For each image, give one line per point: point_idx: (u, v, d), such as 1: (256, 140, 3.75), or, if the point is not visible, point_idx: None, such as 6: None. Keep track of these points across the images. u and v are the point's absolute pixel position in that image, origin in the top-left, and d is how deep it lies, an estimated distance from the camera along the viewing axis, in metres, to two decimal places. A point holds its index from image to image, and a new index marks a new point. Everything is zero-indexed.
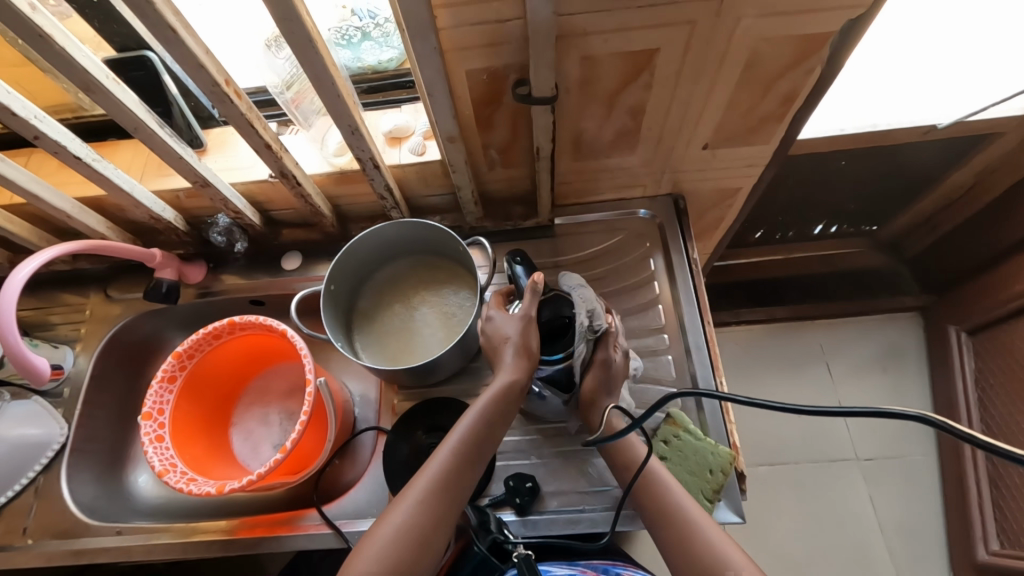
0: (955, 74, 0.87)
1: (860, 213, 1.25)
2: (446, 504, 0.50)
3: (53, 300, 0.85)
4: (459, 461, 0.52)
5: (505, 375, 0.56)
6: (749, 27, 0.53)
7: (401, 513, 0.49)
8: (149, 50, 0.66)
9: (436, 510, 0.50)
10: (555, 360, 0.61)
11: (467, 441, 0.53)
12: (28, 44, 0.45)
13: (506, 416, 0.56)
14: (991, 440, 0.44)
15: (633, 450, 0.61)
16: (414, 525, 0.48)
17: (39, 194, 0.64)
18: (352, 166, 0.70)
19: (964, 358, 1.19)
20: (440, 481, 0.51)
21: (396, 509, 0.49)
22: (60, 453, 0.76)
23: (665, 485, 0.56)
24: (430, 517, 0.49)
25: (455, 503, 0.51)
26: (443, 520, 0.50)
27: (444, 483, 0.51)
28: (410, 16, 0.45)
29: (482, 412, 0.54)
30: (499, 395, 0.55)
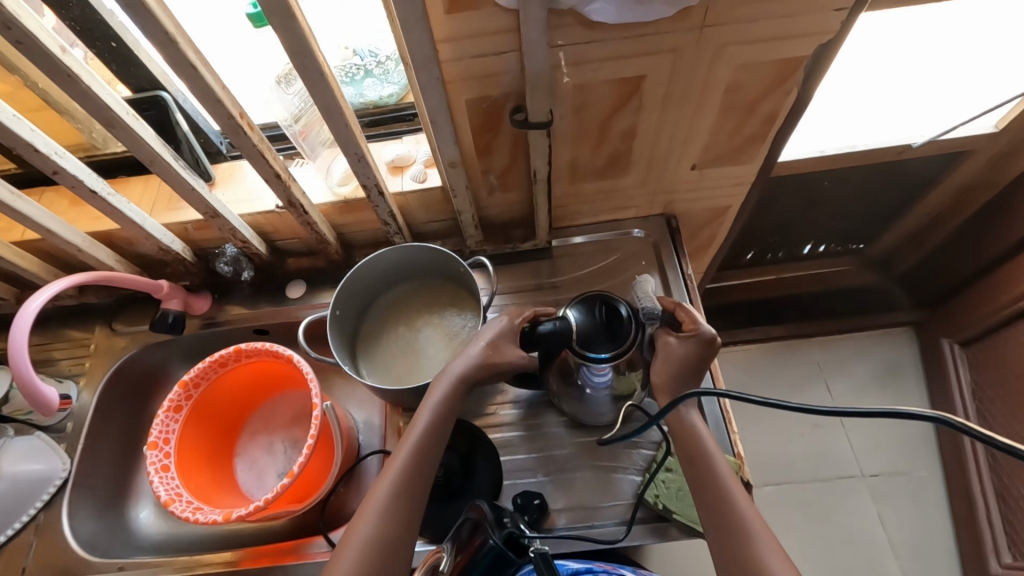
0: (925, 96, 0.93)
1: (846, 232, 1.29)
2: (411, 500, 0.51)
3: (58, 335, 0.86)
4: (420, 454, 0.54)
5: (455, 367, 0.58)
6: (728, 54, 0.57)
7: (368, 513, 0.50)
8: (163, 90, 0.69)
9: (403, 505, 0.51)
10: (602, 359, 0.56)
11: (425, 438, 0.55)
12: (57, 84, 0.48)
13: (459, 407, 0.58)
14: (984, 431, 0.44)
15: (692, 433, 0.57)
16: (381, 523, 0.49)
17: (53, 228, 0.66)
18: (357, 194, 0.73)
19: (959, 370, 1.21)
20: (402, 483, 0.52)
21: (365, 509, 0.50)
22: (62, 488, 0.75)
23: (722, 474, 0.53)
24: (397, 515, 0.50)
25: (419, 497, 0.52)
26: (411, 517, 0.51)
27: (407, 479, 0.52)
28: (415, 50, 0.49)
29: (437, 404, 0.57)
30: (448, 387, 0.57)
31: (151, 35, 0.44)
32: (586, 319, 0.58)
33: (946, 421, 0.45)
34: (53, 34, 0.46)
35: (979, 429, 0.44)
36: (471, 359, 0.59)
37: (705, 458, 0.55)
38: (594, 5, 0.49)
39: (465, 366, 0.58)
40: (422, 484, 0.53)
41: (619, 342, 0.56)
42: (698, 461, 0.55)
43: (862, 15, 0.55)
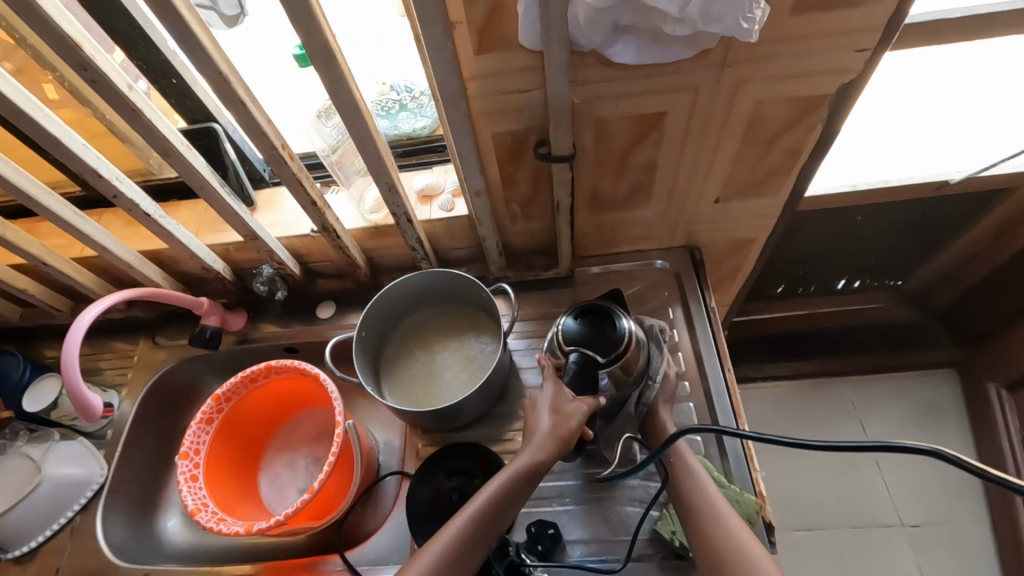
0: (960, 131, 0.91)
1: (882, 267, 1.25)
2: None
3: (105, 346, 0.91)
4: (466, 541, 0.52)
5: (531, 453, 0.55)
6: (749, 90, 0.58)
7: None
8: (214, 122, 0.74)
9: None
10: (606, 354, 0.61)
11: (477, 522, 0.52)
12: (122, 116, 0.53)
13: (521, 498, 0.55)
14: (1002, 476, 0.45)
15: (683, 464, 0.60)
16: None
17: (108, 247, 0.72)
18: (387, 221, 0.76)
19: (1007, 417, 1.16)
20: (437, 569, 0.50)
21: None
22: (98, 493, 0.79)
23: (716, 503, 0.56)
24: None
25: None
26: None
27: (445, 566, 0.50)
28: (444, 87, 0.52)
29: (502, 488, 0.54)
30: (517, 476, 0.54)
31: (206, 74, 0.49)
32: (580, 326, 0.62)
33: (944, 453, 0.47)
34: (122, 73, 0.51)
35: (984, 466, 0.46)
36: (547, 448, 0.56)
37: (695, 481, 0.58)
38: (615, 46, 0.51)
39: (541, 455, 0.55)
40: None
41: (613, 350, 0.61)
42: (686, 483, 0.58)
43: (884, 54, 0.56)
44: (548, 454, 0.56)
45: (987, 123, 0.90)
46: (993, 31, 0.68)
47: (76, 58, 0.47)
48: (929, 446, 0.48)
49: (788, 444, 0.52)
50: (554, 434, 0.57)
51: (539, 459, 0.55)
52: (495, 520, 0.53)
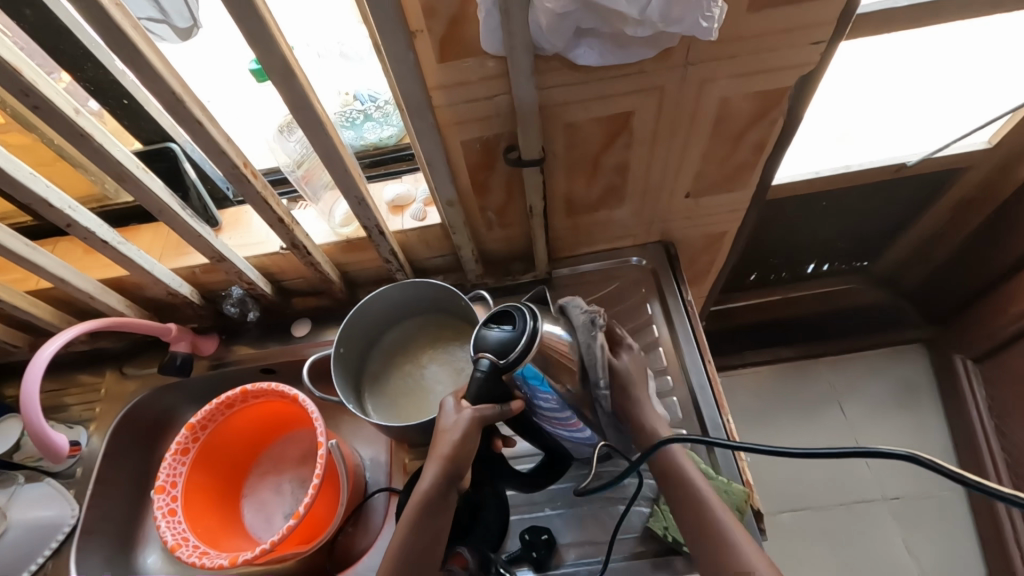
0: (919, 114, 0.94)
1: (848, 251, 1.28)
2: None
3: (69, 381, 0.87)
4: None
5: (429, 475, 0.49)
6: (713, 88, 0.59)
7: None
8: (172, 142, 0.71)
9: None
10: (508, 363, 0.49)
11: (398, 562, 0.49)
12: (70, 143, 0.50)
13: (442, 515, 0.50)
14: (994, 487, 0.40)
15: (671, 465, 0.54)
16: None
17: (65, 277, 0.68)
18: (358, 234, 0.75)
19: (974, 388, 1.21)
20: None
21: None
22: (70, 535, 0.75)
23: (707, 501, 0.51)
24: None
25: None
26: None
27: None
28: (409, 97, 0.51)
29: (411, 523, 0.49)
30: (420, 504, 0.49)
31: (159, 95, 0.47)
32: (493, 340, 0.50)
33: (924, 459, 0.42)
34: (68, 98, 0.49)
35: (979, 478, 0.41)
36: (434, 475, 0.49)
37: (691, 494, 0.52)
38: (579, 50, 0.51)
39: (428, 484, 0.49)
40: None
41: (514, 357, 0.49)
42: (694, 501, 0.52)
43: (840, 46, 0.57)
44: (435, 480, 0.49)
45: (943, 106, 0.93)
46: (942, 17, 0.70)
47: (17, 85, 0.45)
48: (908, 452, 0.43)
49: (767, 452, 0.50)
50: (447, 451, 0.49)
51: (429, 490, 0.49)
52: (417, 562, 0.49)
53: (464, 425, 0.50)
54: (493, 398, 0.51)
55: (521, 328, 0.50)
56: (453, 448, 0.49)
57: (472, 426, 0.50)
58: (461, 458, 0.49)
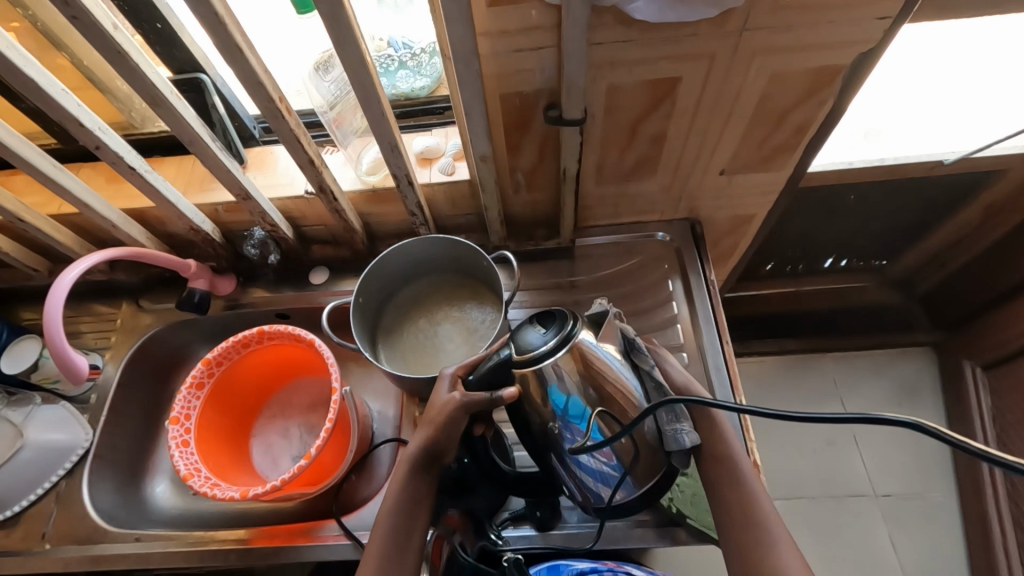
0: (965, 110, 0.91)
1: (870, 248, 1.26)
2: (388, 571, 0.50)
3: (86, 309, 0.88)
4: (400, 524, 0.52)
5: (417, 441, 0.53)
6: (766, 60, 0.57)
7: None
8: (203, 73, 0.70)
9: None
10: (542, 366, 0.48)
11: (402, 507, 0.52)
12: (108, 60, 0.49)
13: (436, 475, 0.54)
14: (988, 451, 0.41)
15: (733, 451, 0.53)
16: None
17: (90, 203, 0.68)
18: (385, 184, 0.74)
19: (980, 395, 1.20)
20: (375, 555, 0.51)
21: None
22: (83, 458, 0.77)
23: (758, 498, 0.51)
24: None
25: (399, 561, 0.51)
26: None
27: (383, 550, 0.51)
28: (456, 42, 0.49)
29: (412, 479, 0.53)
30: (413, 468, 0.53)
31: (199, 15, 0.45)
32: (531, 339, 0.50)
33: (928, 428, 0.43)
34: (106, 11, 0.47)
35: (986, 447, 0.41)
36: (420, 441, 0.53)
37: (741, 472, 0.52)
38: (636, 4, 0.49)
39: (416, 449, 0.53)
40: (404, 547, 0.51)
41: (541, 354, 0.48)
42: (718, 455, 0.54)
43: (904, 26, 0.55)
44: (421, 446, 0.53)
45: (998, 98, 0.90)
46: (1007, 7, 0.67)
47: None
48: (913, 420, 0.44)
49: (775, 415, 0.47)
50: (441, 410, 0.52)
51: (416, 454, 0.53)
52: (410, 523, 0.52)
53: (451, 405, 0.51)
54: (489, 385, 0.52)
55: (554, 335, 0.49)
56: (437, 422, 0.52)
57: (456, 408, 0.51)
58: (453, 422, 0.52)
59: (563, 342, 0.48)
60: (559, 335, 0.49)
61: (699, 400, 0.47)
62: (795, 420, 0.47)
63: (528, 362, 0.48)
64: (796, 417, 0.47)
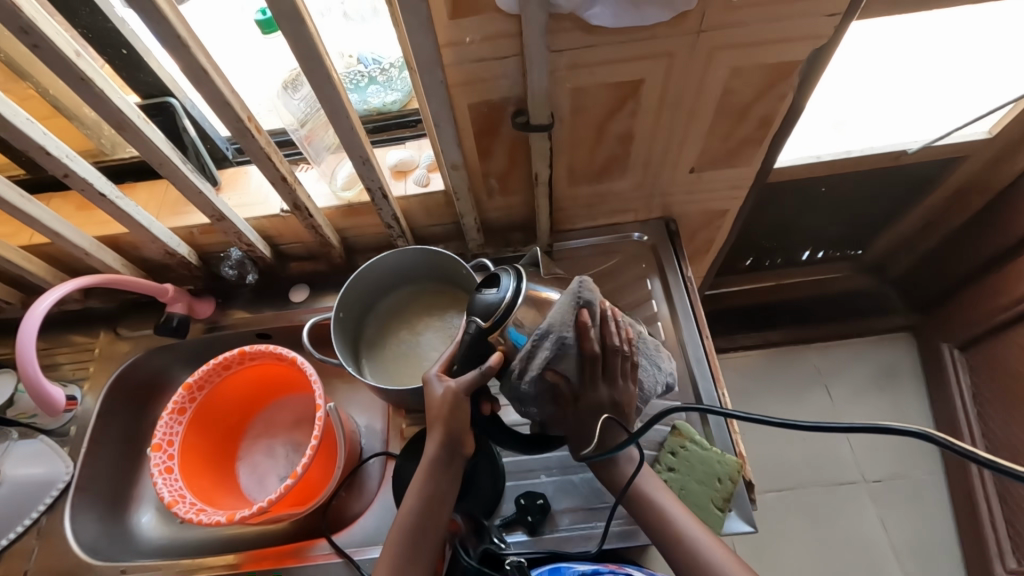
0: (924, 100, 0.95)
1: (843, 238, 1.29)
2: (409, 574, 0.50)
3: (61, 340, 0.86)
4: (420, 525, 0.52)
5: (433, 441, 0.53)
6: (724, 58, 0.58)
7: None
8: (171, 97, 0.70)
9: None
10: (505, 320, 0.53)
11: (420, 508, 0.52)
12: (72, 87, 0.49)
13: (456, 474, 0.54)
14: (992, 458, 0.44)
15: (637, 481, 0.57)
16: None
17: (60, 231, 0.67)
18: (360, 198, 0.74)
19: (959, 375, 1.22)
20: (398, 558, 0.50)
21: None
22: (64, 492, 0.75)
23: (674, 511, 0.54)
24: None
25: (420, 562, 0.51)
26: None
27: (404, 553, 0.51)
28: (420, 54, 0.50)
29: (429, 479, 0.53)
30: (430, 466, 0.53)
31: (162, 38, 0.45)
32: (483, 300, 0.54)
33: (929, 436, 0.47)
34: (67, 39, 0.48)
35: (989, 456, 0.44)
36: (435, 441, 0.53)
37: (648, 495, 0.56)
38: (593, 10, 0.51)
39: (433, 451, 0.53)
40: (424, 548, 0.51)
41: (500, 313, 0.53)
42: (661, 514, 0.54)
43: (853, 20, 0.57)
44: (437, 447, 0.53)
45: (952, 87, 0.93)
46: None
47: (15, 21, 0.43)
48: (918, 431, 0.47)
49: (774, 423, 0.52)
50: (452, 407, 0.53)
51: (433, 455, 0.53)
52: (426, 526, 0.52)
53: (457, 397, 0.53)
54: (473, 361, 0.54)
55: (508, 287, 0.54)
56: (443, 418, 0.53)
57: (456, 398, 0.53)
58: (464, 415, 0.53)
59: (512, 294, 0.53)
60: (507, 287, 0.54)
61: (693, 407, 0.53)
62: (795, 427, 0.51)
63: (495, 324, 0.53)
64: (796, 426, 0.51)
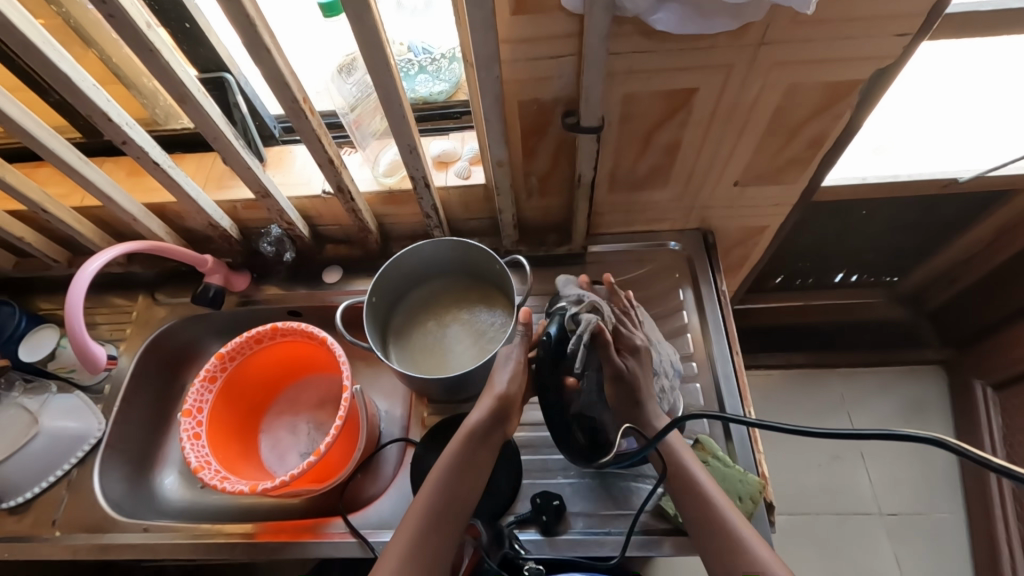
0: (980, 129, 0.91)
1: (881, 264, 1.26)
2: (441, 537, 0.52)
3: (102, 301, 0.89)
4: (447, 495, 0.54)
5: (475, 415, 0.59)
6: (783, 74, 0.57)
7: (401, 542, 0.51)
8: (227, 72, 0.72)
9: (433, 542, 0.51)
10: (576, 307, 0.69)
11: (446, 477, 0.55)
12: (141, 59, 0.51)
13: (484, 454, 0.58)
14: (1006, 465, 0.47)
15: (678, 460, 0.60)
16: (416, 552, 0.50)
17: (113, 196, 0.69)
18: (401, 186, 0.75)
19: (990, 415, 1.19)
20: (430, 518, 0.52)
21: (397, 539, 0.51)
22: (95, 448, 0.78)
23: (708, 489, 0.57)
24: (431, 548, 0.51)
25: (450, 530, 0.53)
26: (444, 551, 0.52)
27: (436, 518, 0.53)
28: (480, 49, 0.50)
29: (457, 452, 0.57)
30: (461, 440, 0.57)
31: (232, 15, 0.46)
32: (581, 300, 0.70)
33: (950, 444, 0.48)
34: (139, 10, 0.49)
35: (1002, 462, 0.47)
36: (485, 412, 0.59)
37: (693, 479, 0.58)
38: (658, 15, 0.50)
39: (477, 418, 0.59)
40: (455, 518, 0.53)
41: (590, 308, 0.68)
42: (694, 495, 0.57)
43: (922, 42, 0.55)
44: (483, 415, 0.59)
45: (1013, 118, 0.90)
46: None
47: None
48: (940, 440, 0.49)
49: (792, 431, 0.54)
50: (507, 390, 0.61)
51: (478, 421, 0.58)
52: (461, 486, 0.55)
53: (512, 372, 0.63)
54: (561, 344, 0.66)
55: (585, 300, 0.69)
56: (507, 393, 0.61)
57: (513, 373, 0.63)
58: (508, 404, 0.61)
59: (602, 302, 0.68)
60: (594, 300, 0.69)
61: (716, 416, 0.55)
62: (817, 436, 0.53)
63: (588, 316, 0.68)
64: (818, 434, 0.52)
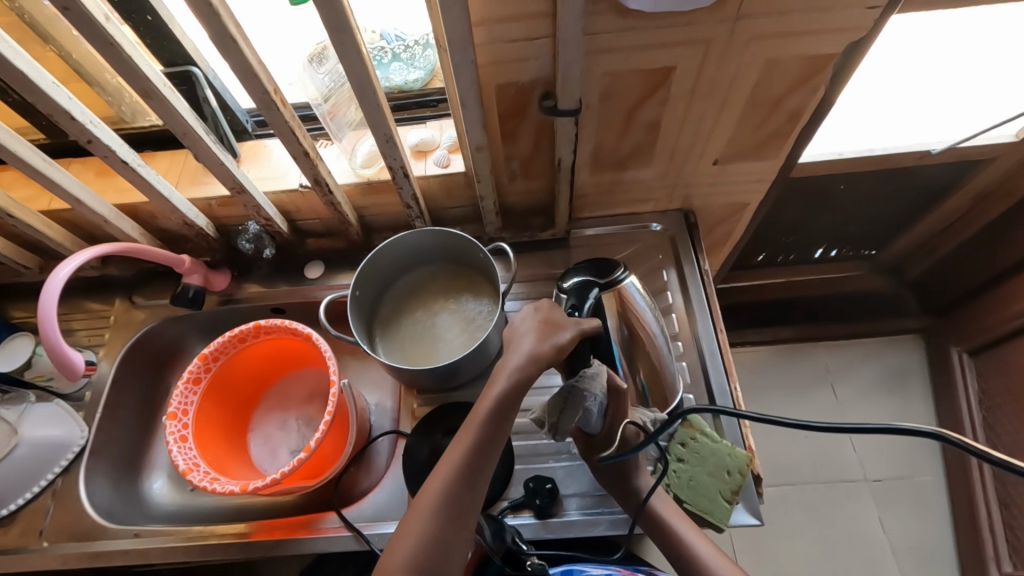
0: (951, 100, 0.93)
1: (860, 238, 1.28)
2: (472, 487, 0.45)
3: (77, 306, 0.87)
4: (484, 439, 0.46)
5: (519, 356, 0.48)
6: (758, 49, 0.57)
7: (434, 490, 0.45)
8: (195, 65, 0.70)
9: (465, 491, 0.45)
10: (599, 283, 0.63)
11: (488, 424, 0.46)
12: (102, 54, 0.49)
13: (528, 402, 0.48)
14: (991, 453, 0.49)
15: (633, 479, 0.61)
16: (449, 501, 0.44)
17: (82, 198, 0.67)
18: (380, 176, 0.74)
19: (966, 378, 1.22)
20: (463, 462, 0.45)
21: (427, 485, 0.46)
22: (80, 455, 0.76)
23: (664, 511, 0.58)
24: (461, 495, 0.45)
25: (482, 477, 0.46)
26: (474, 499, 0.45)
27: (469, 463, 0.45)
28: (453, 32, 0.49)
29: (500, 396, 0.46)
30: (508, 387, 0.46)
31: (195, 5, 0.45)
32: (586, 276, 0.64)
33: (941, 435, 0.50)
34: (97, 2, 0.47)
35: (988, 451, 0.49)
36: (513, 373, 0.47)
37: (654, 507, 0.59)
38: None
39: (521, 360, 0.48)
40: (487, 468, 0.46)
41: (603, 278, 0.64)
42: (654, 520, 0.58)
43: (894, 13, 0.55)
44: (528, 358, 0.48)
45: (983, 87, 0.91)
46: None
47: None
48: (937, 432, 0.50)
49: (788, 424, 0.53)
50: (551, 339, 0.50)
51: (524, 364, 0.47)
52: (495, 438, 0.46)
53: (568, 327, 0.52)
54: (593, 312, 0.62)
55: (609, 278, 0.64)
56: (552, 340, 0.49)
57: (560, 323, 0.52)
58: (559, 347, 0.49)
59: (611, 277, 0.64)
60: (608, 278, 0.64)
61: (711, 407, 0.54)
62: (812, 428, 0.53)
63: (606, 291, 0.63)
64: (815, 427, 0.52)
